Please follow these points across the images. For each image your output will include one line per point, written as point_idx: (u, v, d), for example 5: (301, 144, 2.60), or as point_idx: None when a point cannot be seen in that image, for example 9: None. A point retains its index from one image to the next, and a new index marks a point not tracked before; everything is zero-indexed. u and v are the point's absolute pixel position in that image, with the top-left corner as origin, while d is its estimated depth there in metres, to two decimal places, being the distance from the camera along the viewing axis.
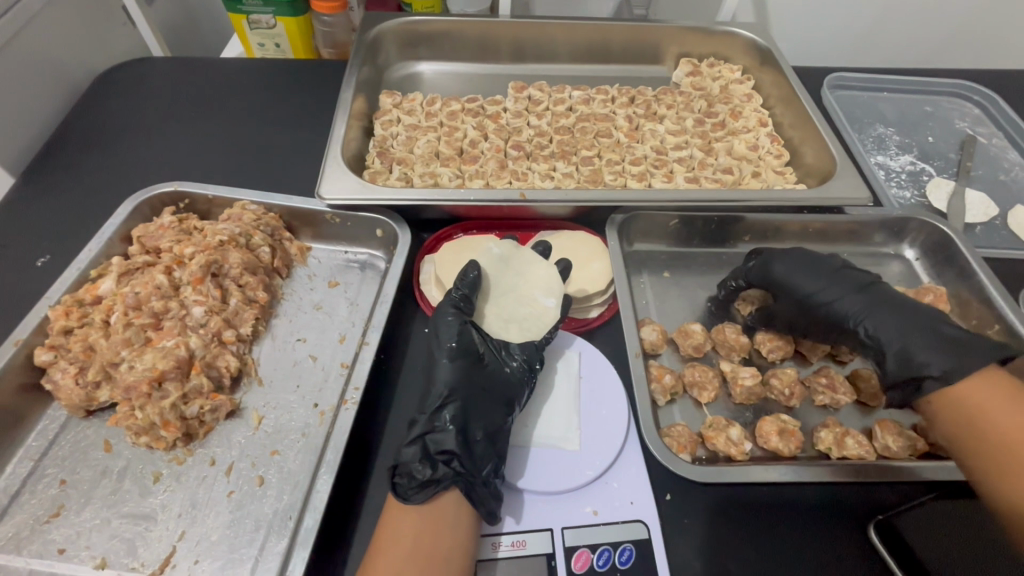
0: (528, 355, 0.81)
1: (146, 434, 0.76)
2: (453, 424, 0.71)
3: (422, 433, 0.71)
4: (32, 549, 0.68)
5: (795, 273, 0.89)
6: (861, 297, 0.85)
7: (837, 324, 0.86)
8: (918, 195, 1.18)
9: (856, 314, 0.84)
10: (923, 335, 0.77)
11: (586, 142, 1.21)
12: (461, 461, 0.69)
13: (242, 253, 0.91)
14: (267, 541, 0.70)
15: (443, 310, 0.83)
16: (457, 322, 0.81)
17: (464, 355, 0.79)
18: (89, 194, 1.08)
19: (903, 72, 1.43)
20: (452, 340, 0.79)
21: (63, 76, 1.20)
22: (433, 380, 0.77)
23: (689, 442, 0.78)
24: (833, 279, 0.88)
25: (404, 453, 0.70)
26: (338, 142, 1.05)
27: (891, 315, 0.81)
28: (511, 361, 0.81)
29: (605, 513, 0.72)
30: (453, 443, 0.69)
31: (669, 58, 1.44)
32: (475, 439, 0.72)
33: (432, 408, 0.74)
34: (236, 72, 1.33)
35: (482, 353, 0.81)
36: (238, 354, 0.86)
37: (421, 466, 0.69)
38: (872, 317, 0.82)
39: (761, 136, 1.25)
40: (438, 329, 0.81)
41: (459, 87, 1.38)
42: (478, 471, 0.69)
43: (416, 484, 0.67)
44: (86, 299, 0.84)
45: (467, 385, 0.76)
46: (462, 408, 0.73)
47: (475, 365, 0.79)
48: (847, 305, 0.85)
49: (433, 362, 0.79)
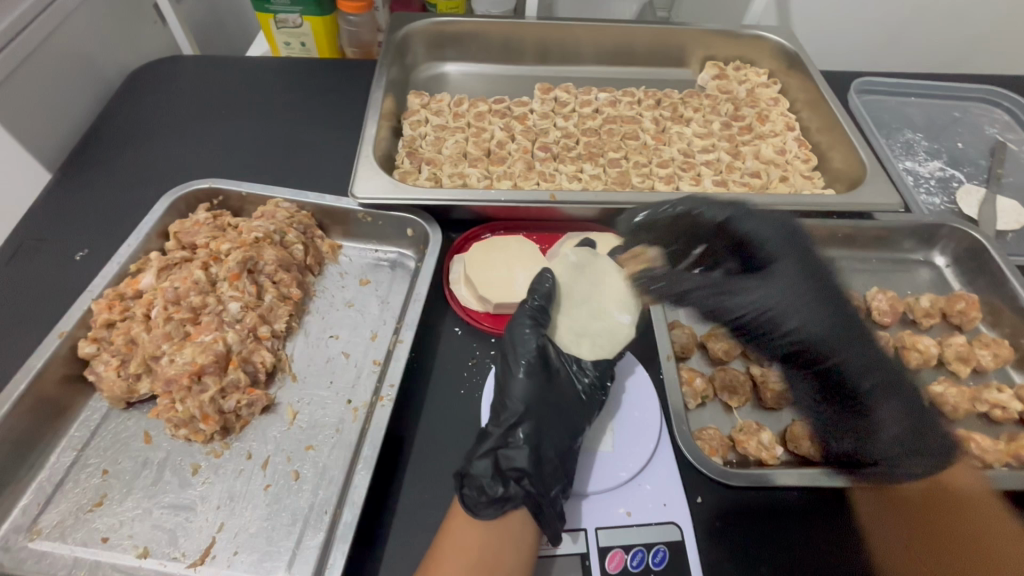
0: (600, 372, 0.81)
1: (185, 426, 0.77)
2: (530, 442, 0.72)
3: (495, 450, 0.71)
4: (76, 537, 0.70)
5: (795, 256, 0.80)
6: (832, 317, 0.77)
7: (810, 333, 0.77)
8: (948, 201, 1.18)
9: (811, 324, 0.77)
10: (901, 387, 0.76)
11: (613, 144, 1.21)
12: (532, 480, 0.69)
13: (277, 250, 0.92)
14: (304, 535, 0.71)
15: (520, 320, 0.82)
16: (536, 335, 0.81)
17: (542, 370, 0.79)
18: (124, 189, 1.10)
19: (932, 76, 1.42)
20: (530, 354, 0.79)
21: (97, 74, 1.23)
22: (507, 392, 0.77)
23: (720, 445, 0.79)
24: (805, 284, 0.78)
25: (476, 467, 0.70)
26: (369, 142, 1.06)
27: (853, 340, 0.76)
28: (583, 377, 0.81)
29: (638, 515, 0.73)
30: (526, 462, 0.70)
31: (694, 61, 1.43)
32: (548, 457, 0.72)
33: (507, 423, 0.74)
34: (266, 71, 1.35)
35: (557, 370, 0.81)
36: (272, 349, 0.87)
37: (493, 482, 0.68)
38: (845, 344, 0.76)
39: (788, 140, 1.25)
40: (515, 342, 0.80)
41: (485, 88, 1.38)
42: (549, 491, 0.69)
43: (486, 500, 0.67)
44: (127, 293, 0.86)
45: (544, 403, 0.76)
46: (538, 427, 0.74)
47: (551, 381, 0.79)
48: (817, 324, 0.77)
49: (509, 374, 0.78)
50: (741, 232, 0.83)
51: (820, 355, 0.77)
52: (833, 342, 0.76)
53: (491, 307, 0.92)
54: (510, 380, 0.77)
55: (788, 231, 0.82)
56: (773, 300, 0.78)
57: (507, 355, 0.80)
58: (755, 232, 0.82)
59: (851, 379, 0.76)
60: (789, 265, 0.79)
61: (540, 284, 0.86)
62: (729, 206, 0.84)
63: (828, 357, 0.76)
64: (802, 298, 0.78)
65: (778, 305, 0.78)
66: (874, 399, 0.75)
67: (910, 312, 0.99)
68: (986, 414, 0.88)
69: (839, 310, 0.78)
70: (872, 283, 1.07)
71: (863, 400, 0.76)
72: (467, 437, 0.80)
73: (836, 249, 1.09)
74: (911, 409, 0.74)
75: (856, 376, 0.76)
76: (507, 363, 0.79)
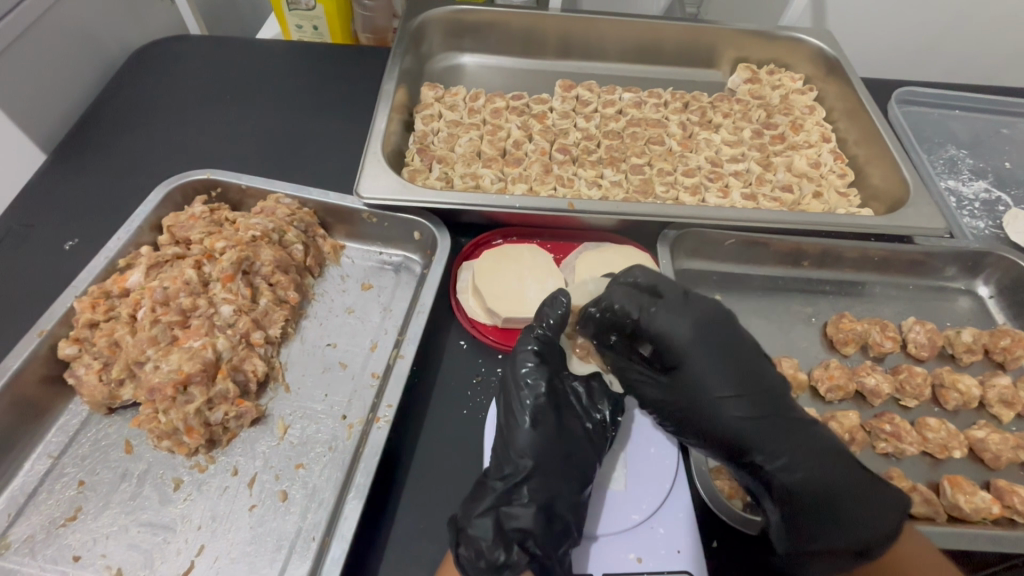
0: (609, 408, 0.76)
1: (168, 438, 0.73)
2: (535, 500, 0.66)
3: (495, 507, 0.65)
4: (46, 554, 0.66)
5: (681, 349, 0.71)
6: (756, 416, 0.68)
7: (731, 434, 0.69)
8: (993, 226, 1.10)
9: (736, 424, 0.68)
10: (835, 476, 0.66)
11: (636, 149, 1.14)
12: (538, 542, 0.63)
13: (274, 250, 0.87)
14: (289, 564, 0.66)
15: (522, 355, 0.76)
16: (538, 373, 0.74)
17: (550, 414, 0.73)
18: (120, 176, 1.05)
19: (980, 90, 1.33)
20: (534, 396, 0.73)
21: (99, 52, 1.17)
22: (510, 442, 0.70)
23: (741, 487, 0.74)
24: (716, 389, 0.69)
25: (472, 527, 0.63)
26: (379, 136, 1.00)
27: (782, 437, 0.67)
28: (592, 420, 0.75)
29: (650, 561, 0.67)
30: (531, 522, 0.64)
31: (724, 62, 1.35)
32: (558, 515, 0.65)
33: (511, 479, 0.67)
34: (274, 55, 1.28)
35: (566, 414, 0.74)
36: (266, 357, 0.82)
37: (494, 546, 0.62)
38: (763, 440, 0.67)
39: (823, 153, 1.17)
40: (514, 386, 0.74)
41: (503, 82, 1.31)
42: (558, 549, 0.64)
43: (485, 565, 0.61)
44: (113, 291, 0.81)
45: (548, 452, 0.70)
46: (545, 482, 0.67)
47: (561, 428, 0.72)
48: (738, 420, 0.68)
49: (510, 419, 0.72)
50: (652, 329, 0.73)
51: (739, 450, 0.68)
52: (760, 440, 0.67)
53: (500, 321, 0.87)
54: (513, 428, 0.71)
55: (679, 327, 0.71)
56: (670, 393, 0.72)
57: (506, 401, 0.74)
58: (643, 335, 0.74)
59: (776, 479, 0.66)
60: (685, 363, 0.71)
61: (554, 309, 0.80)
62: (648, 298, 0.74)
63: (754, 456, 0.67)
64: (688, 382, 0.71)
65: (685, 393, 0.71)
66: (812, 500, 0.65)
67: (949, 346, 0.93)
68: None
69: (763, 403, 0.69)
70: (908, 311, 1.00)
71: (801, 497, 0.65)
72: (468, 463, 0.75)
73: (869, 273, 1.02)
74: (828, 508, 0.65)
75: (789, 479, 0.66)
76: (510, 409, 0.73)
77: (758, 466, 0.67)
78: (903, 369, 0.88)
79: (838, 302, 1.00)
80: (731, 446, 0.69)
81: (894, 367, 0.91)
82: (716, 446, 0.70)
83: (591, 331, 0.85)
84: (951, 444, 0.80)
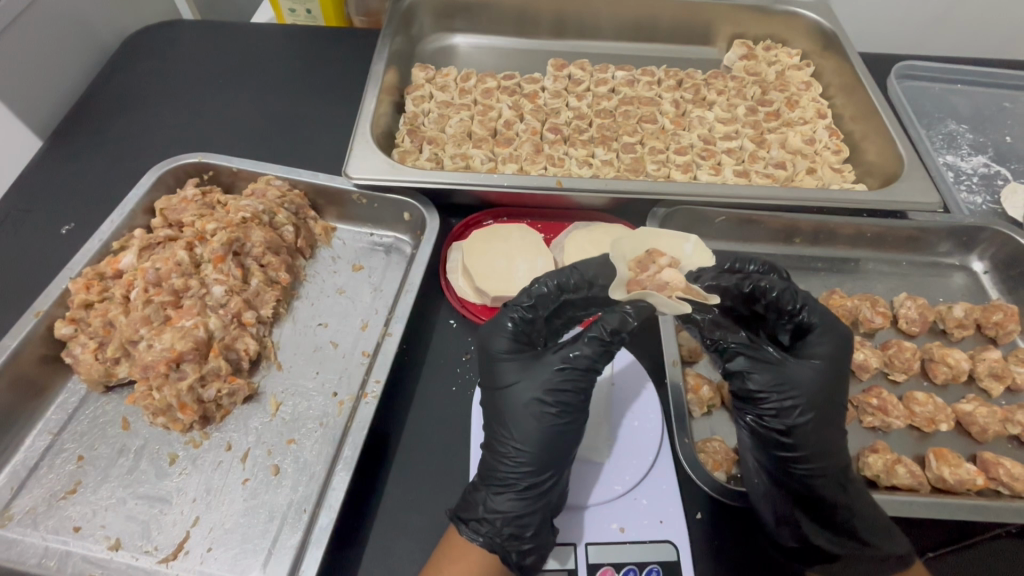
0: (597, 355, 0.67)
1: (163, 414, 0.75)
2: (528, 464, 0.66)
3: (491, 475, 0.67)
4: (48, 525, 0.68)
5: (831, 362, 0.69)
6: (832, 424, 0.68)
7: (808, 434, 0.67)
8: (991, 201, 1.08)
9: (818, 427, 0.68)
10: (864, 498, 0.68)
11: (628, 127, 1.13)
12: (508, 519, 0.64)
13: (265, 231, 0.88)
14: (281, 534, 0.68)
15: (500, 324, 0.71)
16: (518, 343, 0.71)
17: (517, 379, 0.69)
18: (114, 160, 1.06)
19: (982, 63, 1.30)
20: (517, 365, 0.70)
21: (93, 39, 1.18)
22: (497, 418, 0.69)
23: (724, 459, 0.74)
24: (828, 401, 0.68)
25: (473, 494, 0.67)
26: (367, 117, 1.00)
27: (835, 448, 0.68)
28: (580, 369, 0.67)
29: (632, 531, 0.68)
30: (506, 498, 0.65)
31: (720, 39, 1.33)
32: (545, 474, 0.66)
33: (495, 453, 0.68)
34: (265, 39, 1.28)
35: (527, 393, 0.68)
36: (258, 336, 0.83)
37: (484, 518, 0.65)
38: (821, 443, 0.67)
39: (818, 129, 1.15)
40: (506, 343, 0.71)
41: (495, 62, 1.30)
42: (522, 529, 0.64)
43: (476, 526, 0.65)
44: (106, 272, 0.83)
45: (540, 416, 0.67)
46: (539, 446, 0.66)
47: (550, 388, 0.67)
48: (820, 422, 0.68)
49: (501, 384, 0.69)
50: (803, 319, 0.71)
51: (795, 446, 0.67)
52: (825, 450, 0.67)
53: (489, 299, 0.87)
54: (507, 392, 0.69)
55: (838, 348, 0.70)
56: (779, 379, 0.68)
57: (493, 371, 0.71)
58: (812, 344, 0.70)
59: (817, 480, 0.67)
60: (820, 369, 0.69)
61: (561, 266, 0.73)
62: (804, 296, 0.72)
63: (815, 462, 0.67)
64: (809, 382, 0.68)
65: (802, 389, 0.67)
66: (843, 517, 0.67)
67: (940, 322, 0.92)
68: (1016, 437, 0.81)
69: (836, 413, 0.69)
70: (901, 287, 0.99)
71: (839, 500, 0.67)
72: (455, 438, 0.77)
73: (861, 249, 1.01)
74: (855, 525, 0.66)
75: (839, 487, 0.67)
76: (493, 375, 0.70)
77: (810, 470, 0.67)
78: (892, 345, 0.88)
79: (830, 279, 1.00)
80: (791, 439, 0.67)
81: (884, 342, 0.90)
82: (778, 437, 0.68)
83: (657, 273, 0.71)
84: (938, 418, 0.81)
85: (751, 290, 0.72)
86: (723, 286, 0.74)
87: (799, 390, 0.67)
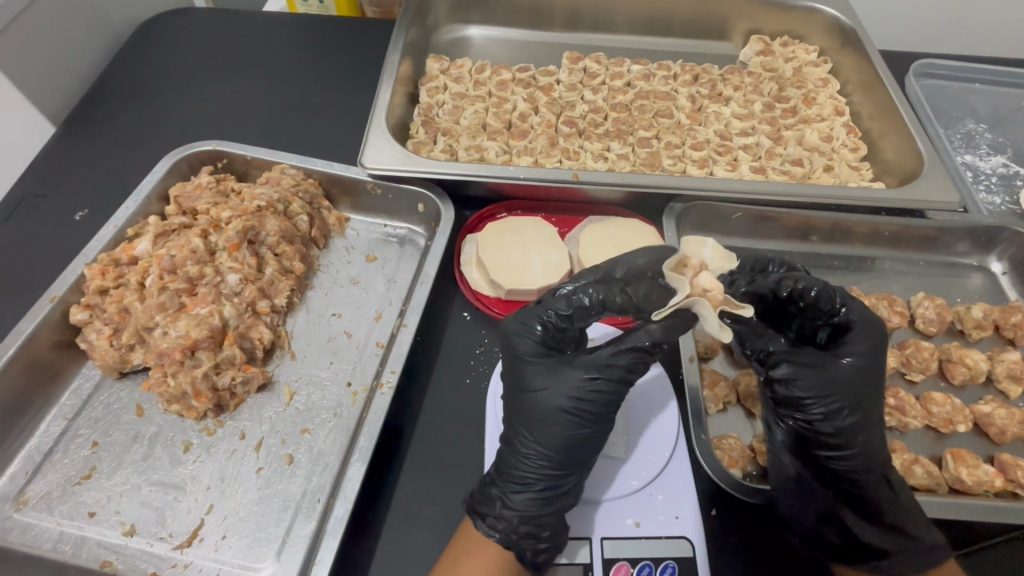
0: (630, 364, 0.65)
1: (178, 402, 0.75)
2: (547, 465, 0.66)
3: (508, 473, 0.66)
4: (63, 510, 0.68)
5: (871, 362, 0.68)
6: (874, 424, 0.67)
7: (850, 435, 0.66)
8: (1009, 202, 1.07)
9: (860, 429, 0.67)
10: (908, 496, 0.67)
11: (644, 122, 1.12)
12: (519, 517, 0.64)
13: (280, 220, 0.88)
14: (294, 524, 0.68)
15: (527, 325, 0.70)
16: (542, 347, 0.70)
17: (545, 382, 0.67)
18: (127, 147, 1.05)
19: (1002, 62, 1.29)
20: (544, 368, 0.68)
21: (106, 25, 1.17)
22: (516, 413, 0.69)
23: (740, 456, 0.74)
24: (869, 401, 0.67)
25: (488, 490, 0.67)
26: (383, 107, 0.99)
27: (877, 447, 0.67)
28: (610, 379, 0.65)
29: (648, 526, 0.68)
30: (520, 495, 0.65)
31: (736, 34, 1.32)
32: (563, 477, 0.66)
33: (511, 450, 0.67)
34: (278, 28, 1.27)
35: (552, 397, 0.66)
36: (271, 325, 0.83)
37: (497, 514, 0.65)
38: (864, 443, 0.66)
39: (836, 126, 1.14)
40: (525, 341, 0.70)
41: (509, 54, 1.29)
42: (533, 531, 0.63)
43: (491, 521, 0.64)
44: (121, 259, 0.82)
45: (564, 421, 0.66)
46: (558, 447, 0.66)
47: (575, 395, 0.66)
48: (863, 423, 0.67)
49: (529, 387, 0.68)
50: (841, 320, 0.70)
51: (840, 446, 0.67)
52: (869, 449, 0.67)
53: (503, 293, 0.87)
54: (532, 392, 0.68)
55: (875, 346, 0.68)
56: (822, 385, 0.66)
57: (517, 368, 0.70)
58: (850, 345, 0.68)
59: (863, 479, 0.67)
60: (861, 371, 0.67)
61: (603, 273, 0.70)
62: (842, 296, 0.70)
63: (858, 461, 0.67)
64: (850, 387, 0.66)
65: (845, 393, 0.66)
66: (889, 517, 0.66)
67: (958, 322, 0.91)
68: None
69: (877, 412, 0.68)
70: (918, 287, 0.98)
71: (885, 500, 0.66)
72: (470, 432, 0.76)
73: (878, 248, 1.00)
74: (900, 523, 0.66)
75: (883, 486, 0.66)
76: (518, 373, 0.69)
77: (853, 469, 0.67)
78: (910, 344, 0.87)
79: (846, 278, 0.99)
80: (832, 440, 0.67)
81: (901, 342, 0.90)
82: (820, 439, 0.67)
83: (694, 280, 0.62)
84: (955, 419, 0.80)
85: (790, 292, 0.71)
86: (760, 292, 0.73)
87: (840, 395, 0.66)
